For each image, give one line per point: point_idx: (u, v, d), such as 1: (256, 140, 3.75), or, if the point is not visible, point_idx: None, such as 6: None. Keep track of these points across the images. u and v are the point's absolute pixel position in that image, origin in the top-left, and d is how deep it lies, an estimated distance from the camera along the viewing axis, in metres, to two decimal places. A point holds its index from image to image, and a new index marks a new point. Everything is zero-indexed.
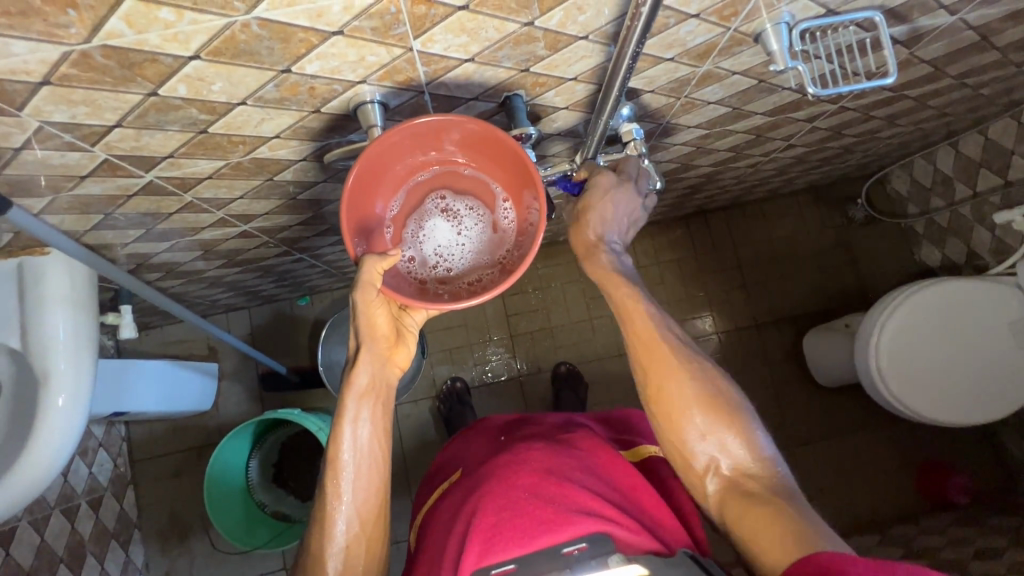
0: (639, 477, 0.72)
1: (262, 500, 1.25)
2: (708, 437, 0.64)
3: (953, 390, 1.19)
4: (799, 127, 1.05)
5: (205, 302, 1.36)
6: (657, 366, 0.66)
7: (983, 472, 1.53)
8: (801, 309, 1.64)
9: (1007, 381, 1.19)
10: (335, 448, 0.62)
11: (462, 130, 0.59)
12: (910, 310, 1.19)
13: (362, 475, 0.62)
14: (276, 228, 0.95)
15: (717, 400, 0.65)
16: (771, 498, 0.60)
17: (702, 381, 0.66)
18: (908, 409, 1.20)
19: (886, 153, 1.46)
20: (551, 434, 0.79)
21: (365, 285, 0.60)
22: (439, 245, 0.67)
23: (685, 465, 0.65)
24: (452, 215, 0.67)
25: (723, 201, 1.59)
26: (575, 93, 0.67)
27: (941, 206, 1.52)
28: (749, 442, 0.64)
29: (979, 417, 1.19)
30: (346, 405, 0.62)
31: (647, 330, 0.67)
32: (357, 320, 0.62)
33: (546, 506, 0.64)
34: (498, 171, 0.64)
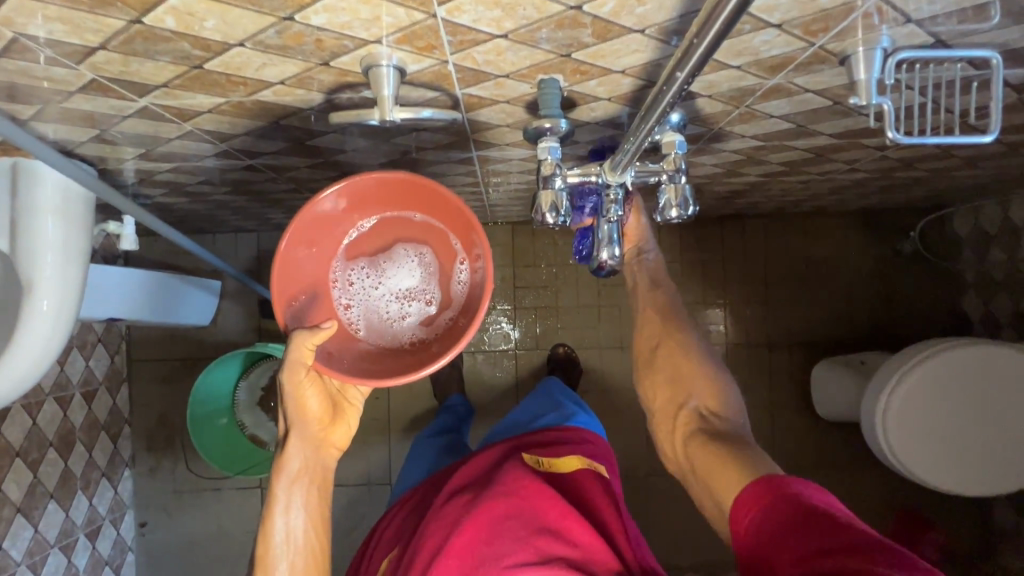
0: (567, 507, 0.72)
1: (243, 421, 1.27)
2: (691, 391, 0.79)
3: (956, 463, 1.13)
4: (866, 153, 0.94)
5: (214, 220, 1.34)
6: (658, 329, 0.84)
7: (963, 536, 1.50)
8: (818, 338, 1.56)
9: (1018, 461, 1.13)
10: (266, 545, 0.66)
11: (405, 184, 0.63)
12: (918, 381, 1.11)
13: (296, 565, 0.67)
14: (283, 167, 0.90)
15: (709, 367, 0.80)
16: (730, 439, 0.72)
17: (702, 359, 0.81)
18: (909, 472, 1.15)
19: (956, 191, 1.32)
20: (478, 481, 0.80)
21: (292, 365, 0.62)
22: (381, 303, 0.66)
23: (666, 405, 0.80)
24: (399, 273, 0.66)
25: (765, 208, 1.48)
26: (620, 86, 0.59)
27: (1001, 258, 1.39)
28: (722, 394, 0.78)
29: (978, 491, 1.14)
30: (277, 494, 0.67)
31: (656, 296, 0.86)
32: (288, 406, 0.65)
33: (478, 572, 0.66)
34: (450, 228, 0.65)
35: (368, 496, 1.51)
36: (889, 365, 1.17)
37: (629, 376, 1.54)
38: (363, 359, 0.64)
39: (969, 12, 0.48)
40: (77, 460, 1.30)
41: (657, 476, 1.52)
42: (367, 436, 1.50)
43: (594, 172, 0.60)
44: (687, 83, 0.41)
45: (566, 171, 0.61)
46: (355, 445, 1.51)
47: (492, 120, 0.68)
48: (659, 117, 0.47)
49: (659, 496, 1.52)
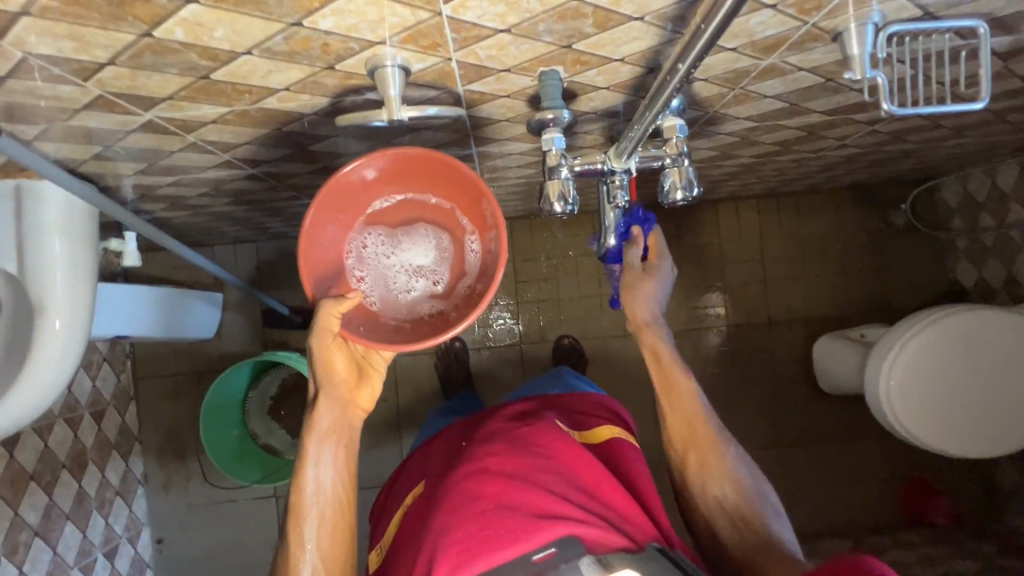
0: (603, 471, 0.74)
1: (254, 430, 1.30)
2: (729, 505, 0.76)
3: (960, 424, 1.16)
4: (857, 128, 0.96)
5: (212, 232, 1.34)
6: (694, 441, 0.80)
7: (969, 497, 1.54)
8: (817, 313, 1.58)
9: (1015, 423, 1.16)
10: (298, 495, 0.68)
11: (417, 162, 0.63)
12: (934, 333, 1.14)
13: (325, 518, 0.68)
14: (284, 174, 0.91)
15: (743, 479, 0.77)
16: (778, 555, 0.70)
17: (736, 468, 0.78)
18: (909, 429, 1.17)
19: (944, 161, 1.34)
20: (505, 432, 0.80)
21: (320, 331, 0.65)
22: (397, 278, 0.69)
23: (708, 531, 0.78)
24: (414, 251, 0.69)
25: (759, 189, 1.50)
26: (619, 74, 0.60)
27: (991, 225, 1.43)
28: (763, 514, 0.75)
29: (979, 451, 1.17)
30: (308, 448, 0.69)
31: (688, 402, 0.82)
32: (316, 367, 0.68)
33: (511, 518, 0.64)
34: (463, 204, 0.67)
35: None
36: (913, 316, 1.19)
37: (633, 363, 1.56)
38: (383, 329, 0.66)
39: None
40: (91, 480, 1.30)
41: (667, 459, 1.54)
42: (379, 438, 1.51)
43: (599, 160, 0.62)
44: (687, 75, 0.44)
45: (569, 161, 0.62)
46: (367, 447, 1.52)
47: (494, 115, 0.69)
48: (662, 104, 0.49)
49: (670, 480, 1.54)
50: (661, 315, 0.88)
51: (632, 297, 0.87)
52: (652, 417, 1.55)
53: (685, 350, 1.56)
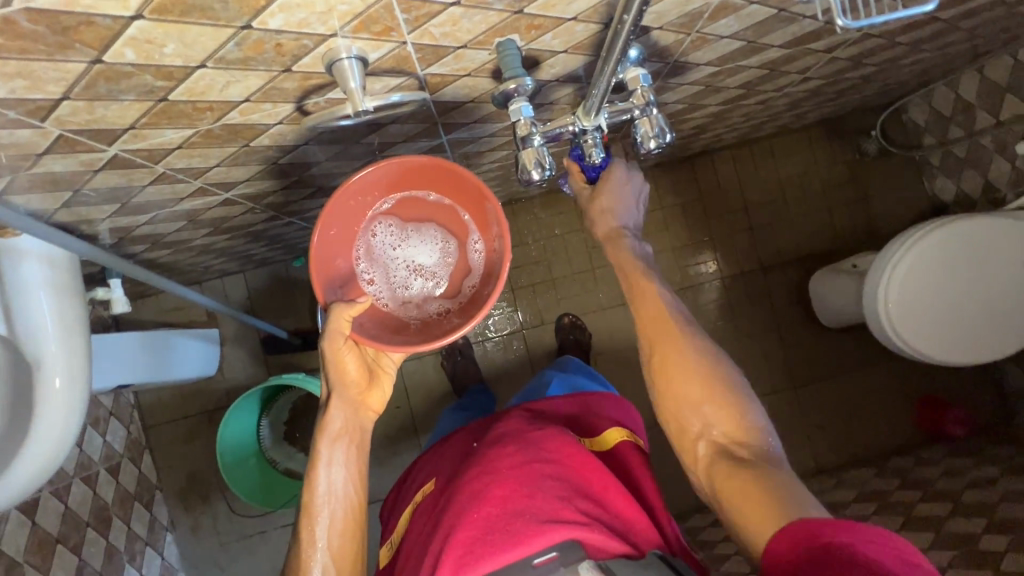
0: (609, 477, 0.74)
1: (273, 457, 1.29)
2: (702, 407, 0.71)
3: (953, 335, 1.17)
4: (817, 59, 0.97)
5: (198, 268, 1.33)
6: (659, 342, 0.75)
7: (981, 405, 1.57)
8: (807, 252, 1.60)
9: (1014, 324, 1.17)
10: (310, 493, 0.67)
11: (418, 165, 0.66)
12: (918, 255, 1.16)
13: (336, 517, 0.68)
14: (260, 194, 0.90)
15: (714, 369, 0.72)
16: (755, 463, 0.66)
17: (701, 353, 0.74)
18: (911, 348, 1.19)
19: (907, 80, 1.36)
20: (517, 434, 0.80)
21: (331, 334, 0.65)
22: (402, 277, 0.72)
23: (680, 429, 0.72)
24: (418, 249, 0.72)
25: (731, 139, 1.51)
26: (575, 34, 0.60)
27: (961, 136, 1.44)
28: (741, 415, 0.70)
29: (976, 359, 1.19)
30: (320, 450, 0.68)
31: (654, 303, 0.77)
32: (328, 367, 0.68)
33: (515, 521, 0.65)
34: (465, 202, 0.69)
35: None
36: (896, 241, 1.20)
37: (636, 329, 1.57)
38: (392, 331, 0.68)
39: None
40: (117, 534, 1.29)
41: None
42: (398, 446, 1.51)
43: (568, 123, 0.62)
44: (635, 23, 0.45)
45: (540, 127, 0.63)
46: (387, 457, 1.52)
47: (458, 97, 0.69)
48: (619, 55, 0.49)
49: None
50: (633, 224, 0.85)
51: (599, 206, 0.84)
52: None
53: (684, 308, 1.57)
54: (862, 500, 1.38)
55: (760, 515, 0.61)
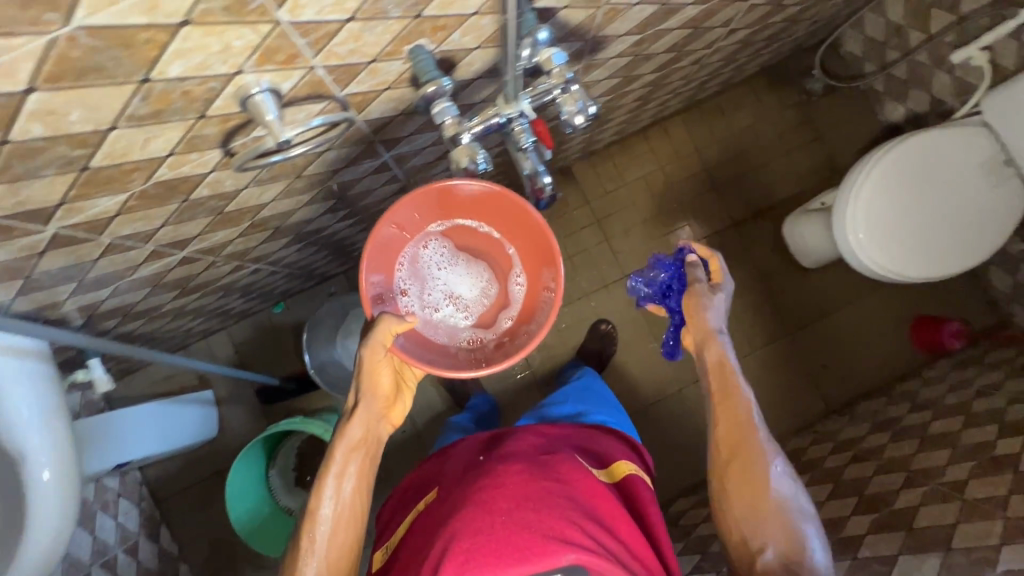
0: (617, 506, 0.77)
1: (288, 505, 1.27)
2: (765, 525, 0.71)
3: (919, 252, 1.18)
4: (736, 9, 0.98)
5: (179, 333, 1.33)
6: (741, 449, 0.75)
7: (975, 314, 1.58)
8: (776, 200, 1.61)
9: (981, 233, 1.18)
10: (316, 499, 0.69)
11: (487, 198, 0.78)
12: (877, 178, 1.18)
13: (338, 530, 0.69)
14: (218, 247, 0.90)
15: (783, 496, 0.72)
16: None
17: (775, 477, 0.73)
18: (884, 270, 1.19)
19: (834, 13, 1.38)
20: (530, 456, 0.82)
21: (374, 346, 0.71)
22: (441, 298, 0.85)
23: (738, 541, 0.72)
24: (463, 280, 0.86)
25: (677, 105, 1.53)
26: (483, 28, 0.61)
27: (897, 57, 1.46)
28: (800, 542, 0.69)
29: (947, 271, 1.18)
30: (335, 455, 0.71)
31: (733, 411, 0.78)
32: (362, 377, 0.73)
33: (521, 533, 0.65)
34: (522, 246, 0.82)
35: None
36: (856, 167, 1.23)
37: (624, 308, 1.57)
38: (429, 344, 0.79)
39: None
40: None
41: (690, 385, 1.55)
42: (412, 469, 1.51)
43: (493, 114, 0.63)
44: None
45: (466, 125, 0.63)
46: None
47: (387, 113, 0.70)
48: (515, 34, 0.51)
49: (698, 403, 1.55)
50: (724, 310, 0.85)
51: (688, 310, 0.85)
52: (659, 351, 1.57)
53: None
54: (878, 430, 1.38)
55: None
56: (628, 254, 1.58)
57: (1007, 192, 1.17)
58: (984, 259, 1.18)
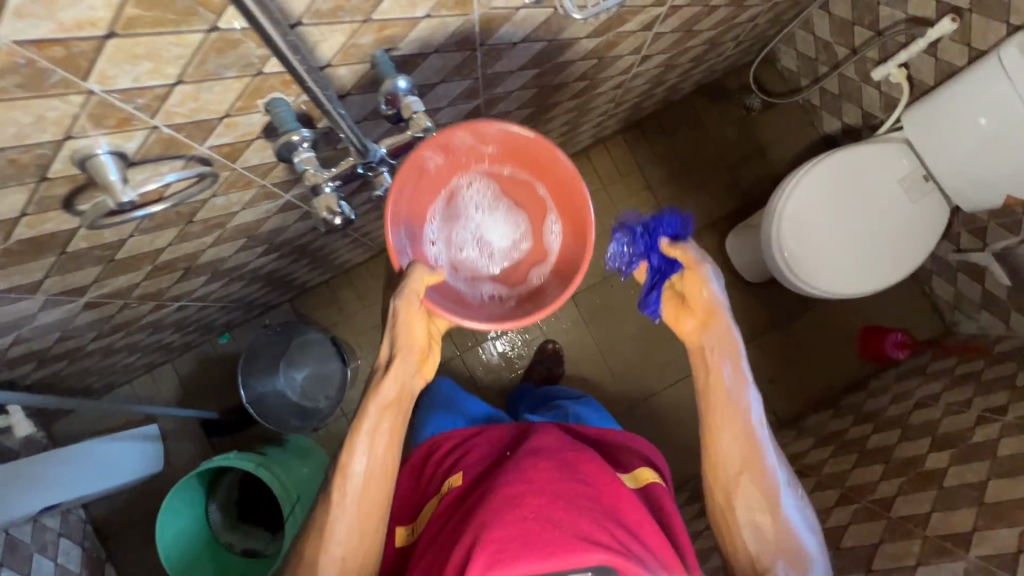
0: (644, 513, 0.73)
1: (228, 540, 1.27)
2: (767, 535, 0.72)
3: (843, 268, 1.19)
4: (642, 38, 0.99)
5: (116, 369, 1.32)
6: (749, 462, 0.73)
7: (919, 323, 1.59)
8: (720, 215, 1.62)
9: (900, 251, 1.20)
10: (348, 458, 0.70)
11: (517, 142, 0.70)
12: (805, 190, 1.19)
13: (364, 492, 0.71)
14: (125, 290, 0.90)
15: (785, 509, 0.73)
16: None
17: (779, 492, 0.73)
18: (807, 286, 1.19)
19: (762, 32, 1.40)
20: (555, 451, 0.80)
21: (408, 296, 0.68)
22: (469, 245, 0.78)
23: (739, 548, 0.73)
24: (495, 226, 0.78)
25: (615, 125, 1.54)
26: (343, 78, 0.61)
27: (829, 72, 1.48)
28: (799, 552, 0.71)
29: (874, 287, 1.20)
30: (368, 416, 0.70)
31: (730, 435, 0.73)
32: (396, 328, 0.70)
33: (553, 531, 0.64)
34: (554, 193, 0.75)
35: None
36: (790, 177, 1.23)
37: (570, 327, 1.58)
38: (459, 295, 0.73)
39: None
40: None
41: (639, 403, 1.56)
42: None
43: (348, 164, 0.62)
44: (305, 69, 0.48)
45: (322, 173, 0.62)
46: None
47: (267, 159, 0.71)
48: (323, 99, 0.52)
49: (648, 420, 1.55)
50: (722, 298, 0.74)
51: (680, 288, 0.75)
52: (607, 369, 1.57)
53: (613, 296, 1.59)
54: (822, 445, 1.38)
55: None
56: None
57: (925, 207, 1.21)
58: (899, 278, 1.20)
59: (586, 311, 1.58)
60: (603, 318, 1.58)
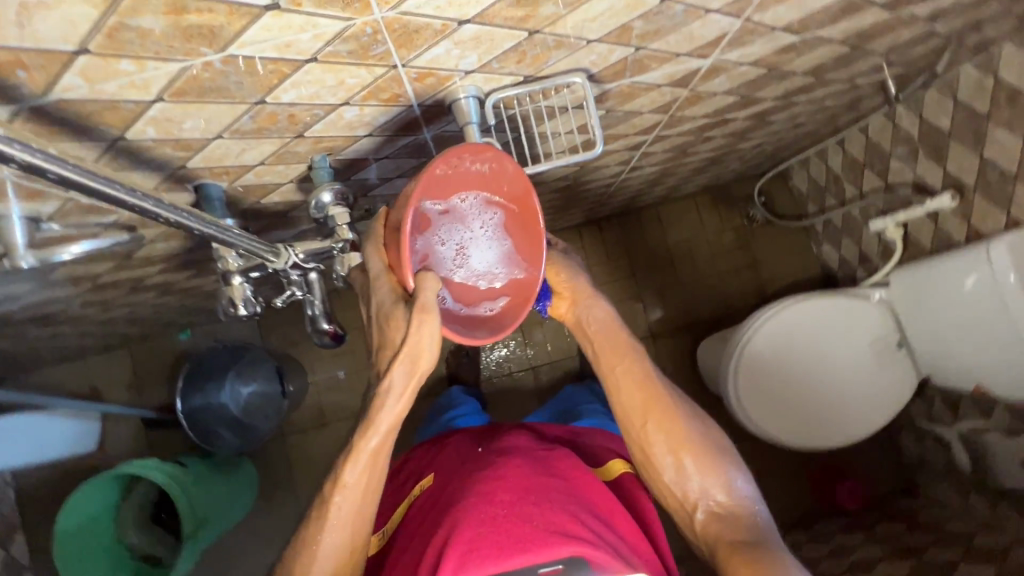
0: (616, 502, 0.68)
1: (132, 542, 1.23)
2: (690, 479, 0.65)
3: (798, 417, 1.15)
4: (628, 155, 0.98)
5: (67, 348, 1.34)
6: (652, 413, 0.67)
7: (876, 473, 1.53)
8: (698, 318, 1.59)
9: (860, 409, 1.17)
10: (333, 487, 0.61)
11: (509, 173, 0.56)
12: (779, 325, 1.15)
13: (347, 523, 0.62)
14: (66, 298, 0.91)
15: (703, 441, 0.66)
16: (752, 545, 0.59)
17: (693, 430, 0.67)
18: (754, 425, 1.16)
19: (773, 152, 1.38)
20: (528, 451, 0.75)
21: (421, 311, 0.54)
22: (448, 256, 0.61)
23: (672, 498, 0.66)
24: (482, 249, 0.61)
25: (611, 210, 1.53)
26: (281, 171, 0.62)
27: (834, 204, 1.44)
28: (729, 485, 0.65)
29: (830, 444, 1.17)
30: (357, 448, 0.60)
31: (627, 385, 0.68)
32: (386, 334, 0.58)
33: (523, 524, 0.59)
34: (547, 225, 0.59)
35: None
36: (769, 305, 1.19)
37: (524, 398, 1.56)
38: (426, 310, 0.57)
39: (515, 55, 0.50)
40: None
41: None
42: (280, 520, 1.51)
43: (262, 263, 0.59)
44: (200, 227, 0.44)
45: (236, 263, 0.60)
46: (267, 532, 1.51)
47: None
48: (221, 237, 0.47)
49: None
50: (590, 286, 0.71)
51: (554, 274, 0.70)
52: None
53: (573, 376, 1.57)
54: None
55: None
56: (539, 344, 1.57)
57: (890, 373, 1.18)
58: (853, 439, 1.17)
59: (542, 386, 1.56)
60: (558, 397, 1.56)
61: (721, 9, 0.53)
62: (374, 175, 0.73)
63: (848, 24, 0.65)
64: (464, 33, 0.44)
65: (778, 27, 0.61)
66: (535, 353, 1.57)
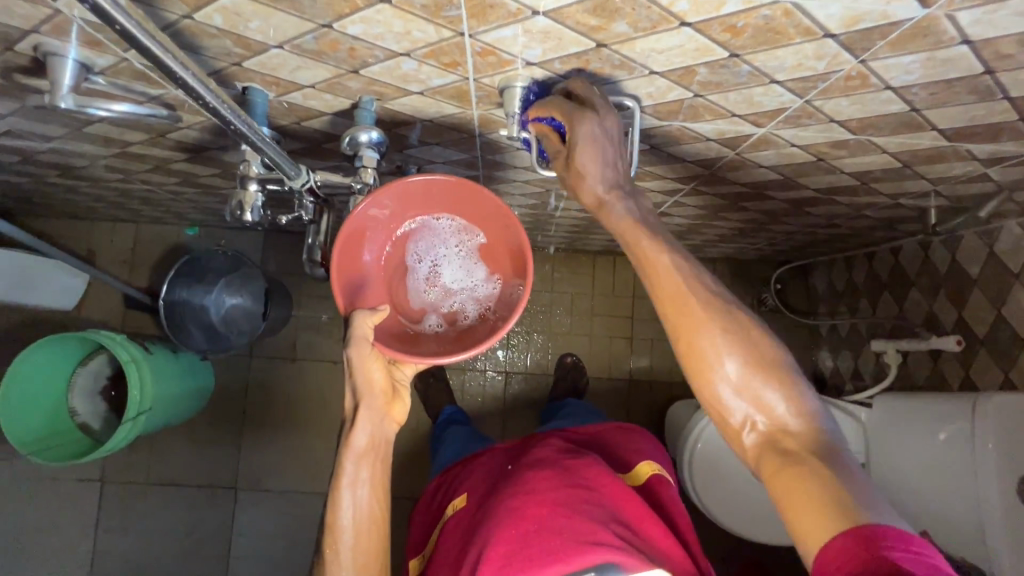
0: (646, 508, 0.66)
1: (75, 407, 1.24)
2: (752, 398, 0.50)
3: (742, 504, 1.15)
4: (661, 198, 0.98)
5: (78, 205, 1.36)
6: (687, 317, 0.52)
7: None
8: (681, 378, 1.58)
9: None
10: (334, 515, 0.67)
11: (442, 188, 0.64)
12: None
13: (362, 537, 0.68)
14: (91, 155, 0.93)
15: (762, 353, 0.51)
16: (814, 456, 0.47)
17: (752, 339, 0.51)
18: (698, 495, 1.16)
19: (802, 244, 1.38)
20: (552, 457, 0.73)
21: (358, 342, 0.63)
22: (415, 288, 0.69)
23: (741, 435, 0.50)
24: (441, 269, 0.69)
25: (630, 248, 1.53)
26: (328, 100, 0.63)
27: (845, 314, 1.44)
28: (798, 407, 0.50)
29: (769, 538, 1.16)
30: (344, 469, 0.67)
31: (673, 283, 0.53)
32: (355, 378, 0.65)
33: (553, 538, 0.59)
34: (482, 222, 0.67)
35: (209, 498, 1.50)
36: None
37: (488, 399, 1.56)
38: (399, 343, 0.65)
39: (576, 62, 0.52)
40: None
41: None
42: (219, 434, 1.52)
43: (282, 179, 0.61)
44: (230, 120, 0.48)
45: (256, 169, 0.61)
46: (203, 442, 1.52)
47: None
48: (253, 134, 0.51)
49: None
50: (621, 186, 0.56)
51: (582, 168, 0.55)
52: None
53: (542, 393, 1.56)
54: None
55: (824, 523, 0.42)
56: (519, 351, 1.57)
57: None
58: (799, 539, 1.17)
59: (510, 393, 1.56)
60: (520, 408, 1.56)
61: (785, 83, 0.53)
62: (414, 135, 0.74)
63: (904, 140, 0.66)
64: (535, 24, 0.46)
65: (837, 119, 0.61)
66: (512, 359, 1.57)
